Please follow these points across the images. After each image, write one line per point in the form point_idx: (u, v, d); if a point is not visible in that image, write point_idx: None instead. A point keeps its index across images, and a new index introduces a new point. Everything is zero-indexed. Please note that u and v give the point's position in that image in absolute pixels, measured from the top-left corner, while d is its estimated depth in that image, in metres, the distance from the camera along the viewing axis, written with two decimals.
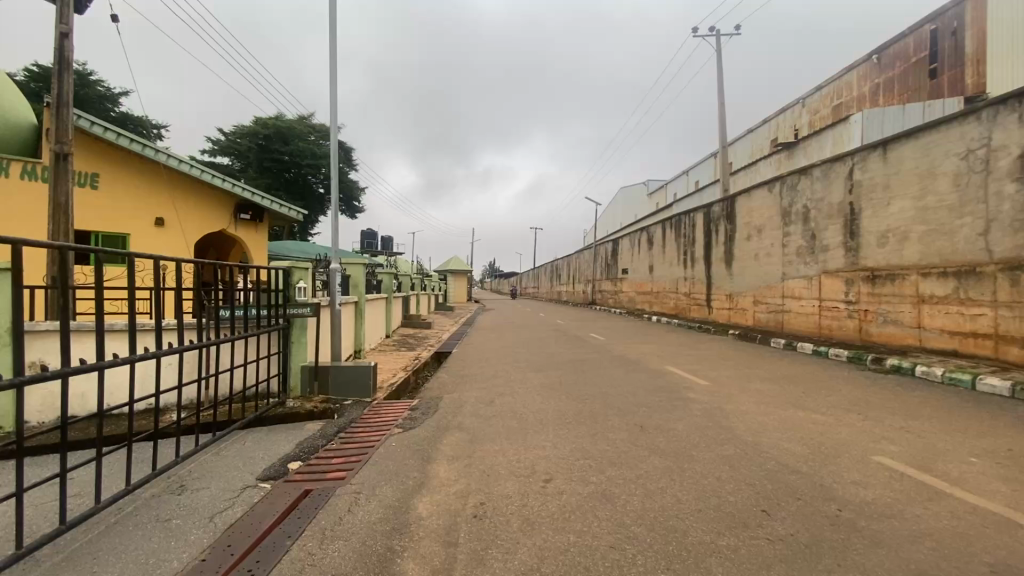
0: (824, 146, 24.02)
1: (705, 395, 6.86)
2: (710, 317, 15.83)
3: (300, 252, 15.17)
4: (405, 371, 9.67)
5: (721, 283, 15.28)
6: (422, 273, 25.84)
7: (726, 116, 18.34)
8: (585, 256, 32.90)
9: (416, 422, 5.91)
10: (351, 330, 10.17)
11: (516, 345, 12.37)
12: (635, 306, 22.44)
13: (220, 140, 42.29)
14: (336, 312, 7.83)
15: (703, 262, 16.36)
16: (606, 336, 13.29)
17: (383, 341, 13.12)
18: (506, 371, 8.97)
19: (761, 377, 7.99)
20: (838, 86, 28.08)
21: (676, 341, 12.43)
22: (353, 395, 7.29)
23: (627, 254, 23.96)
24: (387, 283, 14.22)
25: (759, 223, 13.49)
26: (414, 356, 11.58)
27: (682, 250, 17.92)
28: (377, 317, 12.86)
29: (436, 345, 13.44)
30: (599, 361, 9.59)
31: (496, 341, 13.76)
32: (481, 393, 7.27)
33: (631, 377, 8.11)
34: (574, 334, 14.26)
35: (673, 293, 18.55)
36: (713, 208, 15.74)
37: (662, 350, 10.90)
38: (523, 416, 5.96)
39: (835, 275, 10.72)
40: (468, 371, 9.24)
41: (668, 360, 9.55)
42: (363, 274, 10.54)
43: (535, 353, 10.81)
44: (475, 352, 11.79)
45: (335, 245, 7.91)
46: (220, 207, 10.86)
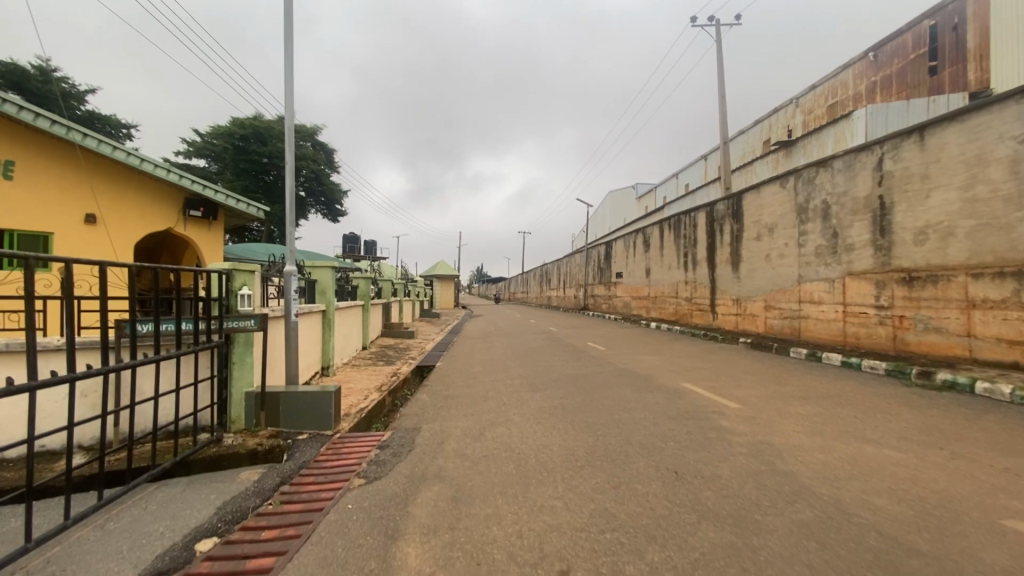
0: (823, 144, 23.18)
1: (741, 422, 5.65)
2: (715, 323, 14.71)
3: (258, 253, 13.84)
4: (378, 391, 8.36)
5: (726, 287, 14.17)
6: (405, 279, 24.48)
7: (726, 111, 17.34)
8: (576, 260, 31.80)
9: (384, 468, 4.59)
10: (316, 343, 8.84)
11: (507, 358, 11.09)
12: (630, 312, 21.31)
13: (194, 140, 40.53)
14: (292, 324, 6.50)
15: (705, 264, 15.26)
16: (608, 346, 12.08)
17: (359, 354, 11.76)
18: (498, 390, 7.69)
19: (795, 396, 6.81)
20: (833, 85, 27.36)
21: (685, 351, 11.23)
22: (309, 427, 5.97)
23: (621, 257, 22.82)
24: (365, 289, 12.87)
25: (770, 221, 12.40)
26: (392, 372, 10.24)
27: (682, 252, 16.80)
28: (351, 327, 11.50)
29: (418, 358, 12.12)
30: (603, 377, 8.37)
31: (485, 352, 12.46)
32: (467, 423, 5.97)
33: (645, 398, 6.88)
34: (571, 343, 13.04)
35: (673, 299, 17.41)
36: (717, 206, 14.65)
37: (672, 362, 9.71)
38: (521, 458, 4.67)
39: (862, 277, 9.60)
40: (453, 391, 7.93)
41: (683, 375, 8.35)
42: (332, 279, 9.20)
43: (529, 368, 9.54)
44: (462, 366, 10.51)
45: (290, 244, 6.58)
46: (162, 201, 9.43)
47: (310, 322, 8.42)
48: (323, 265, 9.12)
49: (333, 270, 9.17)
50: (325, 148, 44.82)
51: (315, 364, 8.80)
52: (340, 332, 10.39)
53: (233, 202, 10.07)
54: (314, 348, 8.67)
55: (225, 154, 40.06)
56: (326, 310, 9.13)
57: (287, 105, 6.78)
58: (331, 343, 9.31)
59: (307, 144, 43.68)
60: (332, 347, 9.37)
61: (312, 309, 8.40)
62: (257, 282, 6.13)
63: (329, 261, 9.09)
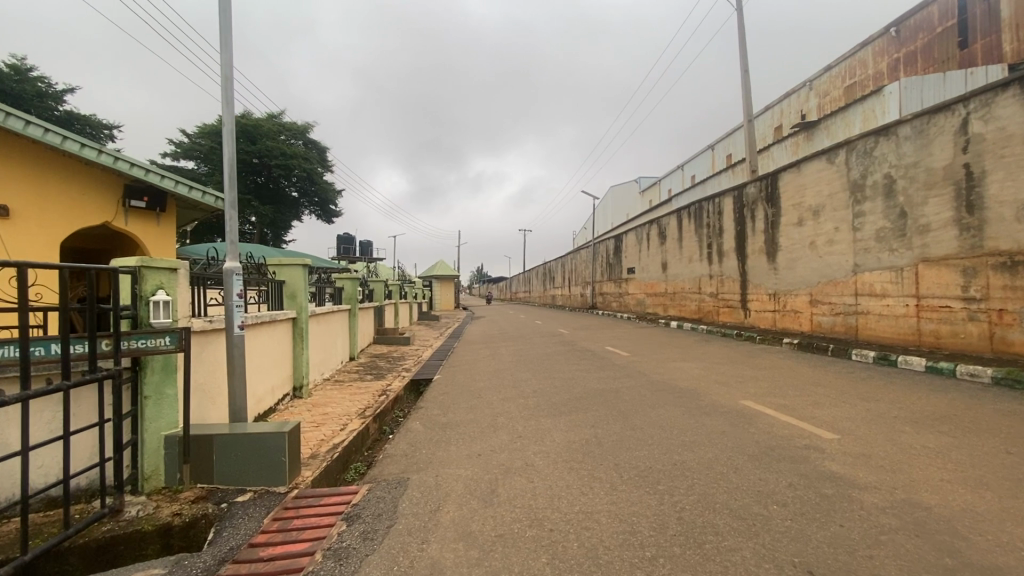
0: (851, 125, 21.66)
1: (855, 466, 4.03)
2: (747, 321, 13.11)
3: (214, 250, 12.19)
4: (360, 417, 6.71)
5: (760, 280, 12.57)
6: (402, 278, 22.85)
7: (749, 86, 15.70)
8: (581, 255, 30.19)
9: (342, 570, 2.93)
10: (285, 358, 7.23)
11: (518, 367, 9.48)
12: (646, 311, 19.71)
13: (182, 142, 38.92)
14: (236, 340, 4.86)
15: (734, 255, 13.64)
16: (631, 352, 10.49)
17: (344, 367, 10.11)
18: (510, 415, 6.10)
19: (901, 419, 5.20)
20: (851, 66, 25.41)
21: (724, 355, 9.66)
22: (256, 481, 4.33)
23: (633, 251, 21.18)
24: (351, 291, 11.27)
25: (814, 203, 10.78)
26: (381, 389, 8.60)
27: (705, 242, 15.17)
28: (334, 336, 9.87)
29: (413, 369, 10.49)
30: (640, 394, 6.76)
31: (490, 360, 10.88)
32: (473, 471, 4.36)
33: (703, 424, 5.29)
34: (588, 348, 11.42)
35: (695, 295, 15.79)
36: (746, 189, 13.04)
37: (716, 371, 8.12)
38: (556, 543, 3.08)
39: (942, 264, 7.98)
40: (453, 416, 6.31)
41: (738, 390, 6.73)
42: (303, 280, 7.59)
43: (545, 381, 7.93)
44: (465, 379, 8.90)
45: (230, 233, 4.90)
46: (95, 191, 7.78)
47: (273, 333, 6.79)
48: (292, 263, 7.50)
49: (303, 269, 7.53)
50: (317, 146, 43.14)
51: (284, 384, 7.17)
52: (317, 343, 8.74)
53: (183, 188, 8.42)
54: (280, 365, 7.03)
55: (211, 153, 38.75)
56: (297, 317, 7.50)
57: (222, 46, 5.10)
58: (306, 357, 7.68)
59: (298, 143, 42.03)
60: (307, 362, 7.74)
61: (276, 318, 6.77)
62: (184, 284, 4.51)
63: (299, 259, 7.47)
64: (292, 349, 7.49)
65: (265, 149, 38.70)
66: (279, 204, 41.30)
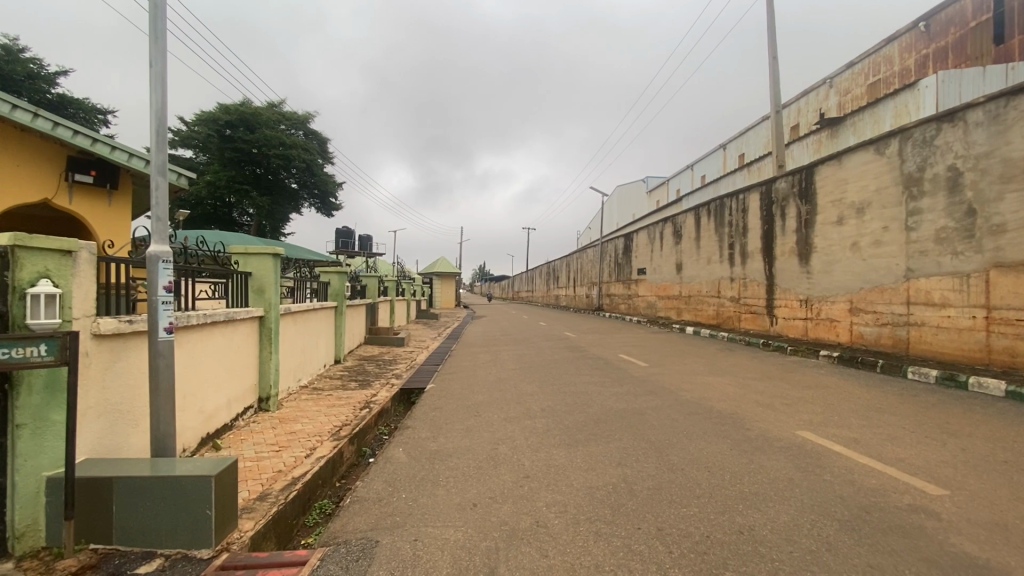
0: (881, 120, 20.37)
1: (997, 548, 2.90)
2: (773, 330, 11.97)
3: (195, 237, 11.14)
4: (333, 439, 5.56)
5: (790, 284, 11.43)
6: (401, 274, 21.72)
7: (778, 74, 14.47)
8: (589, 254, 29.03)
9: None
10: (248, 365, 6.09)
11: (522, 377, 8.36)
12: (657, 314, 18.55)
13: (179, 129, 37.84)
14: (160, 349, 3.71)
15: (760, 256, 12.50)
16: (651, 361, 9.38)
17: (326, 373, 8.95)
18: (514, 444, 4.98)
19: (1018, 469, 4.05)
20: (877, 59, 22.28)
21: (757, 368, 8.55)
22: (171, 542, 3.20)
23: (644, 251, 20.02)
24: (337, 287, 10.10)
25: (857, 200, 9.62)
26: (365, 399, 7.47)
27: (727, 242, 14.02)
28: (315, 337, 8.73)
29: (405, 376, 9.34)
30: (670, 419, 5.64)
31: (491, 366, 9.76)
32: (466, 534, 3.24)
33: (761, 467, 4.16)
34: (601, 356, 10.30)
35: (713, 299, 14.64)
36: (777, 184, 11.88)
37: (754, 389, 6.98)
38: None
39: (1022, 270, 6.82)
40: (446, 441, 5.19)
41: (790, 418, 5.59)
42: (274, 273, 6.47)
43: (555, 397, 6.80)
44: (462, 390, 7.78)
45: (159, 209, 3.75)
46: (33, 165, 6.65)
47: (231, 336, 5.64)
48: (261, 253, 6.38)
49: (274, 260, 6.42)
50: (318, 137, 41.97)
51: (245, 395, 6.03)
52: (292, 345, 7.59)
53: (137, 163, 7.33)
54: (240, 373, 5.88)
55: (208, 140, 37.47)
56: (264, 316, 6.36)
57: None
58: (275, 363, 6.52)
59: (298, 133, 40.85)
60: (276, 370, 6.57)
61: (235, 317, 5.64)
62: (81, 276, 3.38)
63: (269, 248, 6.35)
64: (257, 353, 6.34)
65: (264, 138, 37.59)
66: (278, 196, 40.21)
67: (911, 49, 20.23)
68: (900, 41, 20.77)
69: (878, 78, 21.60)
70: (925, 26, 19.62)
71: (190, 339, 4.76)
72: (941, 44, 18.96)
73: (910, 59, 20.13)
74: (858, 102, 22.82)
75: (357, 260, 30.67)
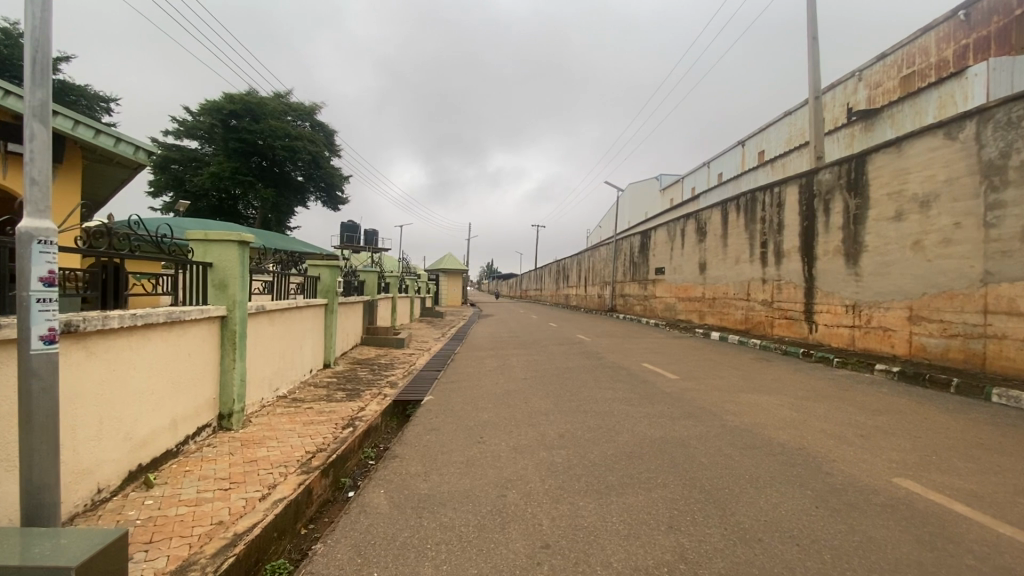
0: (924, 111, 18.90)
1: None
2: (813, 337, 10.76)
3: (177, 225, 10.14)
4: (300, 473, 4.45)
5: (833, 287, 10.23)
6: (406, 270, 20.69)
7: (818, 56, 13.17)
8: (602, 252, 27.84)
9: None
10: (205, 375, 5.02)
11: (535, 390, 7.24)
12: (676, 317, 17.35)
13: (184, 119, 37.01)
14: (32, 366, 2.58)
15: (798, 256, 11.29)
16: (680, 373, 8.26)
17: (310, 381, 7.84)
18: (528, 488, 3.87)
19: None
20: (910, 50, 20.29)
21: (807, 385, 7.38)
22: None
23: (663, 249, 18.78)
24: (328, 282, 9.00)
25: (920, 192, 8.38)
26: (351, 414, 6.35)
27: (758, 240, 12.80)
28: (299, 339, 7.64)
29: (400, 384, 8.23)
30: (722, 455, 4.52)
31: (499, 375, 8.64)
32: None
33: (870, 541, 3.02)
34: (622, 365, 9.18)
35: (742, 302, 13.43)
36: (820, 175, 10.65)
37: (813, 414, 5.80)
38: None
39: None
40: (441, 481, 4.09)
41: (875, 457, 4.43)
42: (241, 265, 5.37)
43: (574, 419, 5.69)
44: (464, 404, 6.67)
45: (39, 171, 2.64)
46: None
47: (178, 340, 4.54)
48: (224, 240, 5.32)
49: (240, 249, 5.36)
50: (324, 129, 40.96)
51: (200, 413, 4.95)
52: (268, 350, 6.51)
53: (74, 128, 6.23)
54: (192, 386, 4.79)
55: (213, 130, 36.68)
56: (227, 316, 5.28)
57: None
58: (240, 373, 5.43)
59: (304, 124, 39.88)
60: (242, 381, 5.49)
61: (184, 318, 4.55)
62: None
63: (235, 234, 5.29)
64: (218, 361, 5.26)
65: (268, 128, 36.66)
66: (283, 188, 39.36)
67: (949, 39, 18.48)
68: (938, 30, 18.98)
69: (914, 69, 20.01)
70: (965, 14, 17.87)
71: (109, 349, 3.68)
72: (984, 33, 17.19)
73: (949, 49, 18.38)
74: (890, 96, 21.16)
75: (361, 255, 29.61)
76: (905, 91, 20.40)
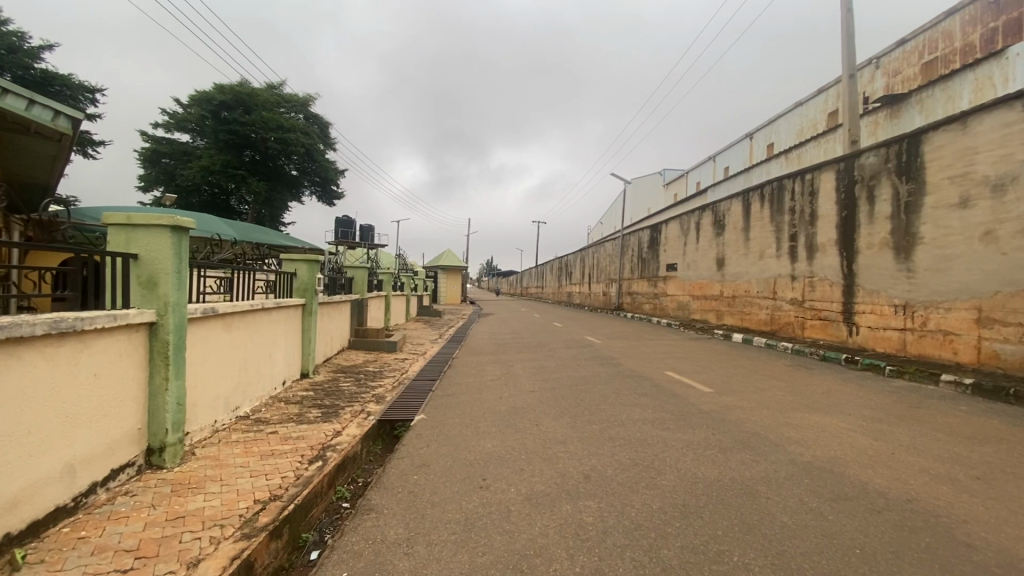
0: (959, 94, 17.62)
1: None
2: (853, 340, 9.60)
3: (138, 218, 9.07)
4: (240, 537, 3.27)
5: (879, 284, 9.06)
6: (402, 266, 19.53)
7: (853, 30, 11.94)
8: (607, 248, 26.66)
9: None
10: (123, 401, 3.84)
11: (546, 407, 6.09)
12: (690, 317, 16.20)
13: (173, 110, 35.67)
14: None
15: (835, 249, 10.12)
16: (713, 385, 7.11)
17: (281, 396, 6.64)
18: (553, 573, 2.72)
19: None
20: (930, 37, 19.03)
21: (870, 401, 6.22)
22: None
23: (676, 244, 17.60)
24: (305, 279, 7.81)
25: (993, 174, 7.21)
26: (323, 440, 5.17)
27: (786, 233, 11.63)
28: (267, 346, 6.46)
29: (387, 398, 7.05)
30: (808, 510, 3.37)
31: (502, 386, 7.48)
32: None
33: None
34: (642, 373, 8.04)
35: (767, 301, 12.26)
36: (863, 158, 9.47)
37: (897, 443, 4.66)
38: None
39: None
40: (429, 556, 2.93)
41: (1014, 515, 3.29)
42: (175, 257, 4.20)
43: (600, 451, 4.54)
44: (462, 425, 5.52)
45: None
46: None
47: (78, 357, 3.36)
48: (151, 224, 4.13)
49: (173, 237, 4.18)
50: (319, 121, 39.65)
51: (115, 449, 3.78)
52: (223, 362, 5.34)
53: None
54: (102, 416, 3.62)
55: (203, 122, 35.30)
56: (156, 323, 4.10)
57: None
58: (177, 396, 4.27)
59: (298, 116, 38.59)
60: (179, 405, 4.32)
61: (85, 328, 3.36)
62: None
63: (165, 217, 4.11)
64: (146, 381, 4.09)
65: (261, 120, 35.37)
66: (276, 182, 38.13)
67: (976, 22, 17.22)
68: (963, 13, 17.66)
69: (936, 55, 18.76)
70: None
71: None
72: (1014, 14, 15.91)
73: (976, 33, 17.13)
74: (909, 85, 19.88)
75: (355, 252, 28.38)
76: (926, 79, 19.17)
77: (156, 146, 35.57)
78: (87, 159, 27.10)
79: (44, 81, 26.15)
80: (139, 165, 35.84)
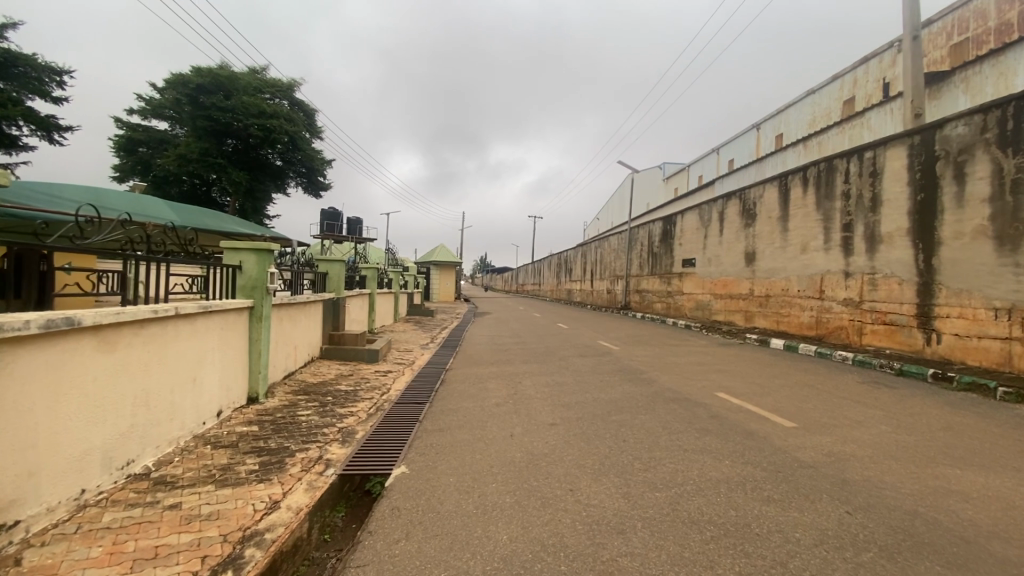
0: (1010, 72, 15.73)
1: None
2: (932, 350, 7.91)
3: (48, 199, 7.27)
4: None
5: (970, 282, 7.35)
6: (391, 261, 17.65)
7: None
8: (612, 242, 24.94)
9: None
10: None
11: (577, 457, 4.33)
12: (712, 319, 14.52)
13: (149, 95, 33.46)
14: None
15: (907, 239, 8.42)
16: (792, 416, 5.40)
17: (210, 438, 4.82)
18: None
19: None
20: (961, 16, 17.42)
21: (1023, 446, 4.51)
22: None
23: (694, 238, 15.88)
24: (253, 274, 5.94)
25: None
26: (246, 525, 3.32)
27: (839, 221, 9.93)
28: (187, 368, 4.64)
29: (358, 434, 5.25)
30: None
31: (510, 415, 5.72)
32: None
33: None
34: (686, 395, 6.33)
35: (811, 302, 10.58)
36: (948, 128, 7.74)
37: None
38: None
39: None
40: None
41: None
42: None
43: (686, 556, 2.80)
44: (461, 490, 3.75)
45: None
46: None
47: None
48: None
49: None
50: (304, 108, 37.63)
51: None
52: (93, 402, 3.49)
53: None
54: None
55: (180, 107, 33.13)
56: None
57: None
58: None
59: (283, 102, 36.51)
60: None
61: None
62: None
63: None
64: None
65: (241, 105, 33.25)
66: (260, 172, 36.08)
67: None
68: None
69: (966, 37, 17.17)
70: None
71: None
72: None
73: (1014, 10, 15.53)
74: (938, 68, 18.29)
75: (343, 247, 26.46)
76: (955, 62, 17.59)
77: (131, 133, 33.38)
78: (52, 146, 24.85)
79: (3, 60, 23.40)
80: (113, 153, 33.55)
